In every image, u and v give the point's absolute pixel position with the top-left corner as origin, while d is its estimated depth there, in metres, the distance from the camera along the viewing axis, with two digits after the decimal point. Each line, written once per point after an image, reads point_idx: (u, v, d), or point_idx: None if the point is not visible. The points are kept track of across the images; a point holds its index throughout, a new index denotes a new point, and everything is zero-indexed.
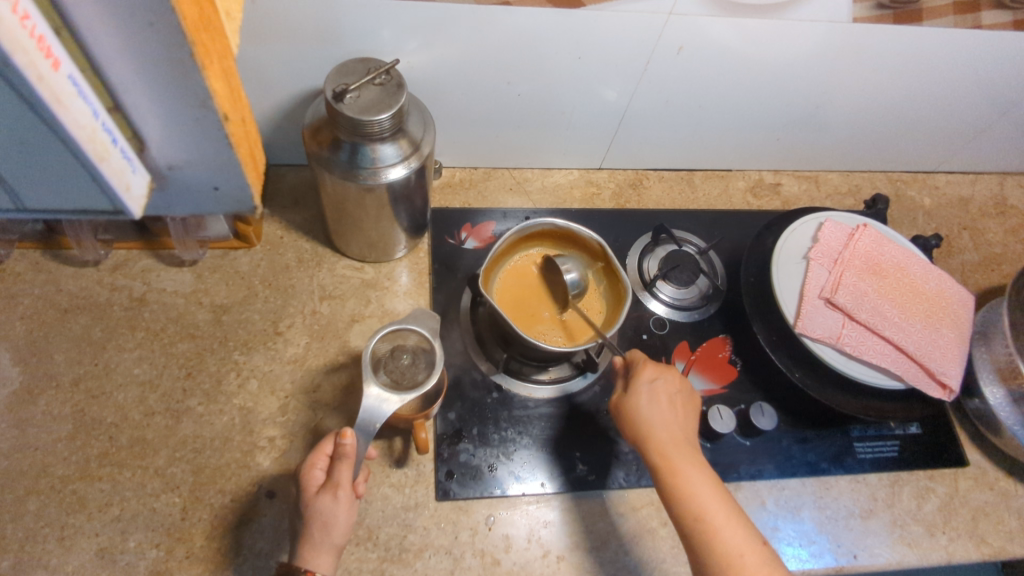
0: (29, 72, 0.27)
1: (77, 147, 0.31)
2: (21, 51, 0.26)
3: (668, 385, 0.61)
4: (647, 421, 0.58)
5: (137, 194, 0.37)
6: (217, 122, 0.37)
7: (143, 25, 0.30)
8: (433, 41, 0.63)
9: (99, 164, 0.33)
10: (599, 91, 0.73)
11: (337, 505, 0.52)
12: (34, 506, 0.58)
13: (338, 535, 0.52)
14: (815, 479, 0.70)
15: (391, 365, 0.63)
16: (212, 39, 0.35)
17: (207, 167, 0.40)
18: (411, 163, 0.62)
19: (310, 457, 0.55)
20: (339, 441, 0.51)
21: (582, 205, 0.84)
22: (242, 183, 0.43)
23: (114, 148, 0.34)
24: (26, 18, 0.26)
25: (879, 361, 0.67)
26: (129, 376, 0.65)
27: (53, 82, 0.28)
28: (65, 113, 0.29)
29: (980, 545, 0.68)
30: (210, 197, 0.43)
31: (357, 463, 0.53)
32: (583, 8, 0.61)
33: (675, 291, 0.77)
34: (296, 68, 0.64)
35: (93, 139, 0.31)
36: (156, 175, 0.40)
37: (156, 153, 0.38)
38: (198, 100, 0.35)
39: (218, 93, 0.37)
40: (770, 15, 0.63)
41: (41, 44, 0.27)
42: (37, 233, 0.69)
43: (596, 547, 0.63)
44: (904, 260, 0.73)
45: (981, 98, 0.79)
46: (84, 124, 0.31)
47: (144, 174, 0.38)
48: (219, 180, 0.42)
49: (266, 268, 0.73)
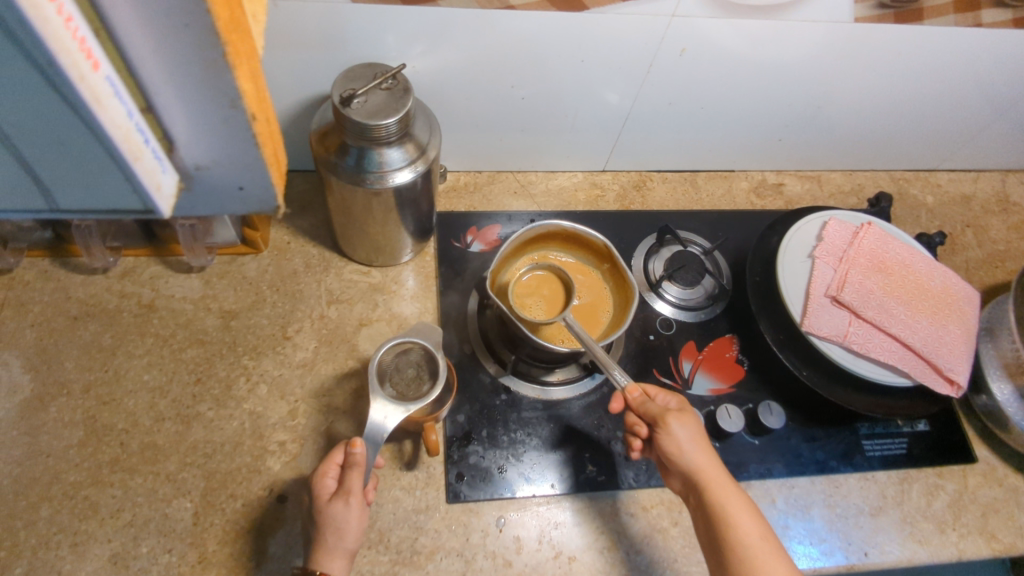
0: (71, 72, 0.25)
1: (112, 148, 0.28)
2: (64, 51, 0.24)
3: None
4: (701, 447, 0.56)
5: (167, 195, 0.33)
6: (247, 124, 0.32)
7: (177, 27, 0.26)
8: (438, 45, 0.63)
9: (134, 165, 0.30)
10: (602, 94, 0.73)
11: (349, 511, 0.52)
12: (46, 513, 0.58)
13: (350, 540, 0.52)
14: (824, 477, 0.70)
15: (399, 376, 0.63)
16: (241, 37, 0.30)
17: (235, 170, 0.34)
18: (417, 167, 0.62)
19: (321, 466, 0.55)
20: (349, 450, 0.53)
21: (586, 208, 0.84)
22: (270, 186, 0.36)
23: (147, 149, 0.30)
24: (70, 18, 0.24)
25: (886, 359, 0.67)
26: (138, 382, 0.65)
27: (93, 82, 0.26)
28: (103, 114, 0.27)
29: (991, 541, 0.68)
30: (237, 199, 0.37)
31: (367, 471, 0.54)
32: (587, 11, 0.61)
33: (680, 292, 0.77)
34: (303, 74, 0.65)
35: (127, 140, 0.29)
36: (185, 178, 0.34)
37: (184, 156, 0.33)
38: (228, 100, 0.30)
39: (249, 93, 0.31)
40: (771, 16, 0.64)
41: (82, 45, 0.25)
42: (46, 241, 0.69)
43: (607, 547, 0.63)
44: (909, 257, 0.73)
45: (983, 96, 0.80)
46: (120, 125, 0.28)
47: (173, 175, 0.33)
48: (246, 180, 0.35)
49: (273, 274, 0.73)
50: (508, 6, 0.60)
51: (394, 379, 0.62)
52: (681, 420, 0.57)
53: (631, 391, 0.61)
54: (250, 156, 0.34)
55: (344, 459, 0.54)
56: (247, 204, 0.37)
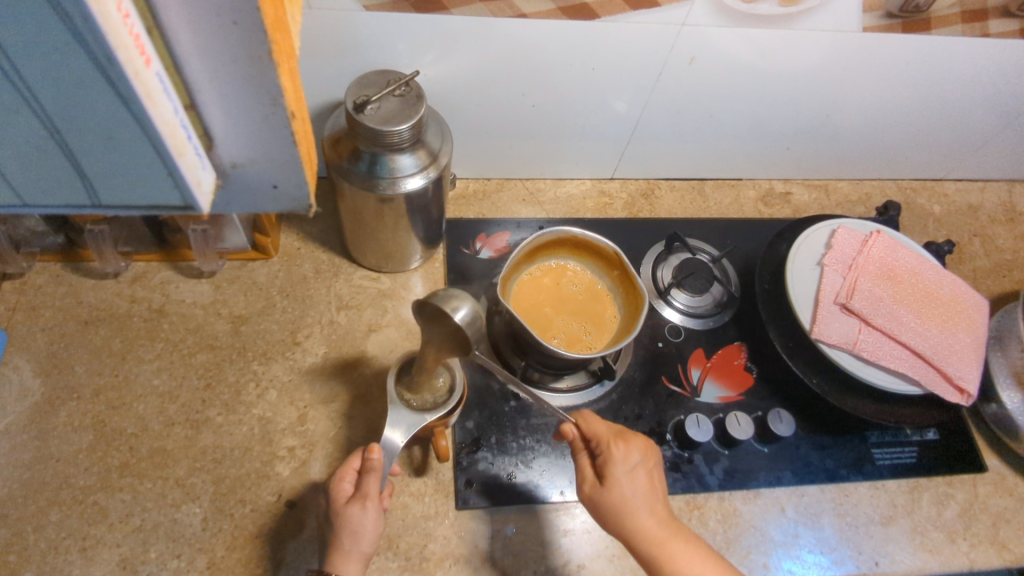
0: (127, 68, 0.25)
1: (158, 143, 0.29)
2: (122, 47, 0.24)
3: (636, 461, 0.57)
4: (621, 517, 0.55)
5: (206, 193, 0.33)
6: (286, 122, 0.32)
7: (227, 25, 0.27)
8: (451, 54, 0.64)
9: (177, 160, 0.30)
10: (610, 103, 0.74)
11: (365, 514, 0.52)
12: (55, 517, 0.58)
13: (366, 543, 0.52)
14: (834, 486, 0.70)
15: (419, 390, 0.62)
16: (283, 37, 0.30)
17: (269, 170, 0.34)
18: (429, 173, 0.63)
19: (339, 470, 0.55)
20: (367, 455, 0.52)
21: (594, 215, 0.84)
22: (302, 185, 0.36)
23: (190, 146, 0.31)
24: (127, 15, 0.25)
25: (896, 366, 0.67)
26: (148, 387, 0.65)
27: (145, 78, 0.26)
28: (153, 109, 0.27)
29: (1002, 551, 0.68)
30: (270, 198, 0.36)
31: (384, 476, 0.54)
32: (597, 19, 0.62)
33: (689, 299, 0.77)
34: (316, 81, 0.65)
35: (173, 136, 0.29)
36: (222, 176, 0.34)
37: (222, 153, 0.33)
38: (269, 98, 0.30)
39: (288, 91, 0.31)
40: (779, 25, 0.64)
41: (137, 41, 0.25)
42: (58, 246, 0.70)
43: (618, 555, 0.63)
44: (918, 265, 0.74)
45: (990, 106, 0.80)
46: (167, 121, 0.28)
47: (211, 173, 0.34)
48: (280, 179, 0.35)
49: (283, 279, 0.74)
50: (520, 14, 0.60)
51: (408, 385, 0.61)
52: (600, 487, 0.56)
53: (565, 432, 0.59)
54: (284, 156, 0.34)
55: (361, 464, 0.54)
56: (274, 205, 0.37)
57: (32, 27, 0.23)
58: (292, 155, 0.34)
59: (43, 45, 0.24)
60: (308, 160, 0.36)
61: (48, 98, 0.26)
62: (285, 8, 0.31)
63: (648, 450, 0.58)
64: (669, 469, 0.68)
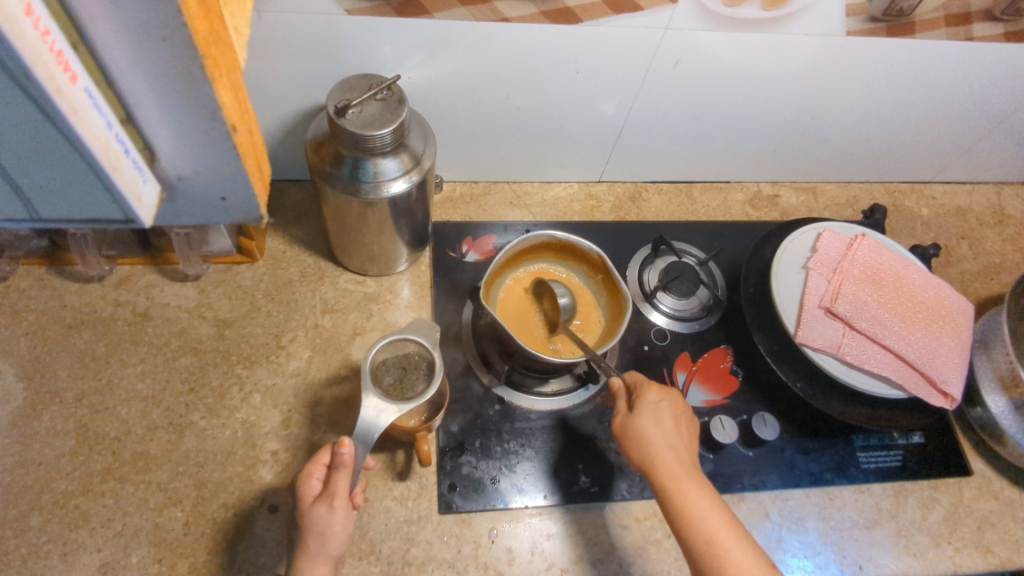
0: (48, 85, 0.25)
1: (90, 159, 0.28)
2: (40, 64, 0.24)
3: (669, 407, 0.60)
4: (646, 444, 0.57)
5: (148, 206, 0.33)
6: (228, 135, 0.32)
7: (155, 41, 0.27)
8: (432, 58, 0.64)
9: (112, 175, 0.29)
10: (597, 106, 0.74)
11: (332, 515, 0.51)
12: (36, 522, 0.58)
13: (333, 546, 0.52)
14: (818, 489, 0.70)
15: (404, 388, 0.61)
16: (220, 50, 0.30)
17: (217, 181, 0.34)
18: (412, 176, 0.63)
19: (308, 466, 0.55)
20: (336, 449, 0.51)
21: (582, 218, 0.84)
22: (251, 197, 0.36)
23: (128, 160, 0.30)
24: (46, 32, 0.24)
25: (879, 370, 0.67)
26: (132, 391, 0.65)
27: (71, 94, 0.26)
28: (81, 126, 0.27)
29: (986, 555, 0.68)
30: (221, 210, 0.36)
31: (354, 472, 0.53)
32: (581, 23, 0.62)
33: (675, 302, 0.77)
34: (298, 85, 0.65)
35: (107, 151, 0.28)
36: (167, 187, 0.34)
37: (166, 166, 0.33)
38: (207, 112, 0.30)
39: (229, 104, 0.31)
40: (763, 29, 0.64)
41: (59, 58, 0.25)
42: (42, 249, 0.69)
43: (601, 559, 0.63)
44: (903, 269, 0.74)
45: (976, 108, 0.80)
46: (98, 136, 0.28)
47: (155, 185, 0.33)
48: (228, 191, 0.35)
49: (268, 283, 0.74)
50: (502, 18, 0.60)
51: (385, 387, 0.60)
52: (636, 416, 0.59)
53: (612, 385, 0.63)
54: (230, 168, 0.34)
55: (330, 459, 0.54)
56: (236, 214, 0.37)
57: None
58: (237, 167, 0.34)
59: None
60: (256, 169, 0.36)
61: None
62: (225, 20, 0.31)
63: (677, 400, 0.61)
64: None
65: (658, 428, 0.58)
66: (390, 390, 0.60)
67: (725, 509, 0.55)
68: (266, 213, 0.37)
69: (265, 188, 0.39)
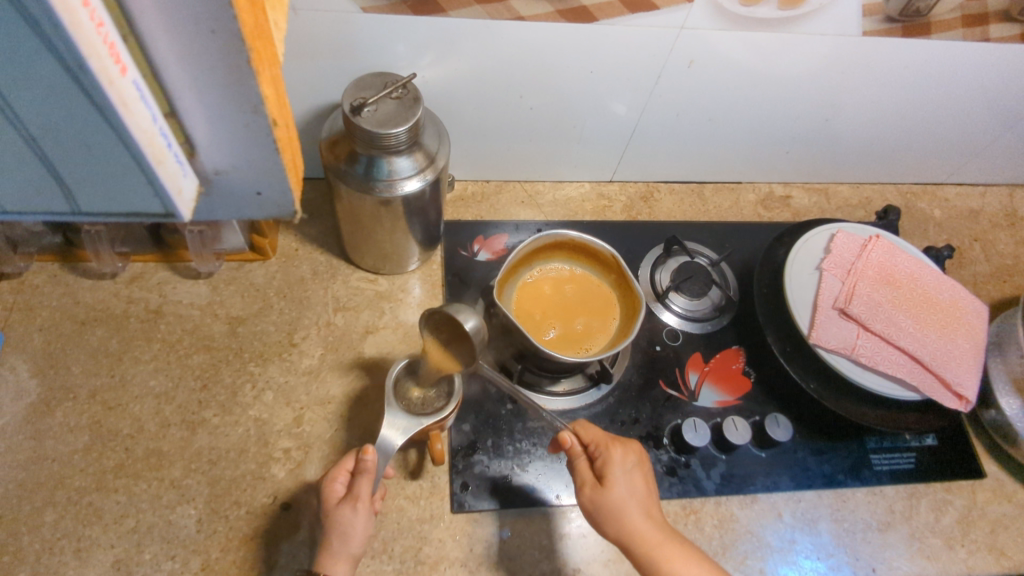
0: (101, 77, 0.25)
1: (136, 152, 0.28)
2: (95, 55, 0.24)
3: (632, 469, 0.58)
4: (615, 519, 0.55)
5: (188, 200, 0.33)
6: (268, 130, 0.32)
7: (204, 33, 0.27)
8: (449, 56, 0.64)
9: (156, 168, 0.29)
10: (610, 105, 0.73)
11: (355, 516, 0.52)
12: (50, 518, 0.58)
13: (355, 545, 0.52)
14: (831, 491, 0.70)
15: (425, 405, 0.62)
16: (263, 44, 0.30)
17: (253, 176, 0.34)
18: (426, 175, 0.63)
19: (332, 470, 0.55)
20: (360, 456, 0.53)
21: (593, 218, 0.84)
22: (287, 191, 0.36)
23: (170, 153, 0.30)
24: (101, 23, 0.24)
25: (894, 372, 0.66)
26: (145, 388, 0.65)
27: (121, 86, 0.26)
28: (129, 118, 0.27)
29: (1000, 558, 0.67)
30: (254, 205, 0.36)
31: (377, 478, 0.54)
32: (596, 22, 0.61)
33: (687, 303, 0.77)
34: (315, 83, 0.65)
35: (152, 144, 0.29)
36: (205, 182, 0.34)
37: (204, 160, 0.33)
38: (249, 106, 0.30)
39: (270, 98, 0.31)
40: (778, 30, 0.64)
41: (111, 49, 0.25)
42: (55, 246, 0.70)
43: (614, 559, 0.63)
44: (917, 270, 0.73)
45: (991, 110, 0.80)
46: (145, 128, 0.28)
47: (193, 180, 0.33)
48: (264, 186, 0.35)
49: (281, 281, 0.74)
50: (518, 16, 0.60)
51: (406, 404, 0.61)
52: (594, 490, 0.57)
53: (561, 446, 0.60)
54: (267, 163, 0.34)
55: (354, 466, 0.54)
56: (260, 211, 0.37)
57: (5, 39, 0.23)
58: (275, 163, 0.34)
59: (14, 55, 0.24)
60: (291, 165, 0.36)
61: (24, 106, 0.26)
62: (266, 15, 0.31)
63: (642, 456, 0.59)
64: (666, 473, 0.68)
65: (619, 498, 0.56)
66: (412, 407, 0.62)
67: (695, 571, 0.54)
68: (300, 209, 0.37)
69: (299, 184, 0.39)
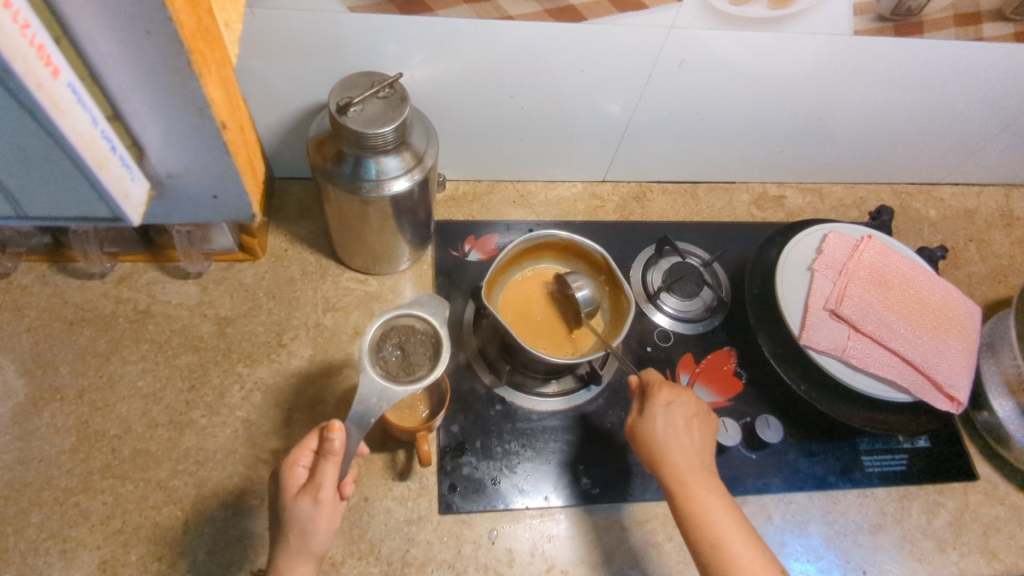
0: (28, 80, 0.24)
1: (75, 156, 0.28)
2: (20, 58, 0.24)
3: (682, 409, 0.59)
4: (658, 445, 0.57)
5: (136, 204, 0.33)
6: (215, 131, 0.33)
7: (140, 35, 0.27)
8: (434, 57, 0.64)
9: (97, 172, 0.29)
10: (603, 105, 0.73)
11: (316, 510, 0.50)
12: (36, 519, 0.58)
13: (315, 540, 0.51)
14: (822, 493, 0.69)
15: (410, 366, 0.57)
16: (209, 46, 0.31)
17: (208, 178, 0.35)
18: (414, 175, 0.62)
19: (294, 452, 0.53)
20: (326, 436, 0.50)
21: (585, 218, 0.84)
22: (243, 194, 0.37)
23: (114, 157, 0.30)
24: (26, 25, 0.24)
25: (885, 374, 0.66)
26: (132, 388, 0.65)
27: (52, 89, 0.26)
28: (64, 122, 0.27)
29: (992, 561, 0.67)
30: (212, 208, 0.37)
31: (343, 462, 0.51)
32: (586, 21, 0.61)
33: (679, 304, 0.77)
34: (300, 84, 0.65)
35: (92, 147, 0.28)
36: (157, 185, 0.35)
37: (155, 164, 0.34)
38: (195, 107, 0.31)
39: (218, 101, 0.32)
40: (770, 29, 0.63)
41: (40, 52, 0.25)
42: (44, 246, 0.69)
43: (601, 561, 0.63)
44: (910, 272, 0.73)
45: (985, 110, 0.79)
46: (82, 132, 0.28)
47: (143, 183, 0.34)
48: (219, 188, 0.36)
49: (270, 281, 0.73)
50: (506, 16, 0.60)
51: (381, 368, 0.56)
52: (642, 420, 0.58)
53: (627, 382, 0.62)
54: (222, 164, 0.35)
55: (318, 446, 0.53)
56: (216, 213, 0.38)
57: None
58: (229, 166, 0.35)
59: None
60: (249, 172, 0.38)
61: None
62: (214, 17, 0.32)
63: (694, 400, 0.60)
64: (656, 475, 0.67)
65: (661, 431, 0.57)
66: (395, 367, 0.57)
67: (734, 512, 0.54)
68: (259, 213, 0.39)
69: (258, 187, 0.40)
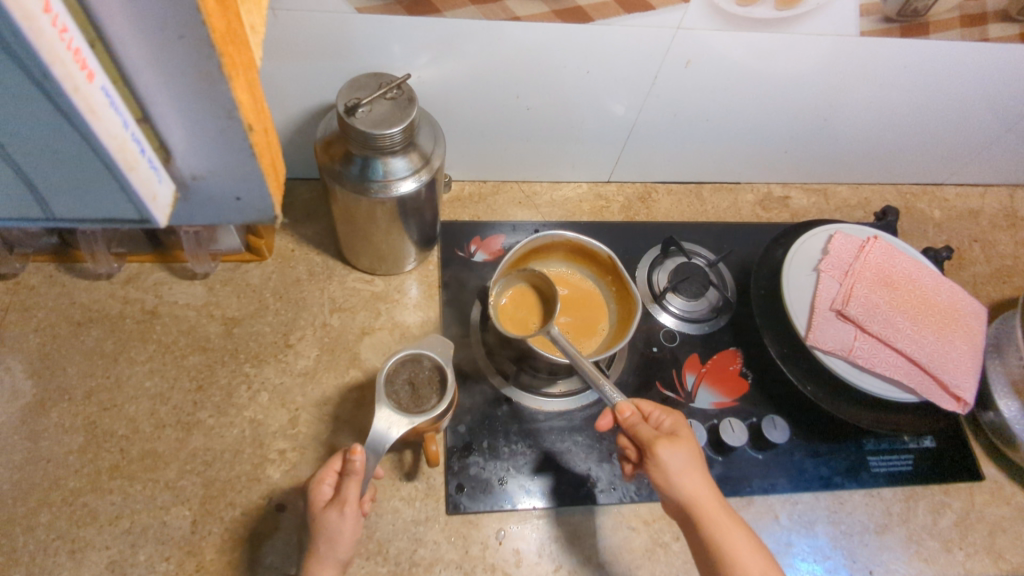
0: (66, 84, 0.25)
1: (107, 158, 0.28)
2: (58, 62, 0.24)
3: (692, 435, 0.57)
4: (690, 472, 0.53)
5: (163, 205, 0.33)
6: (242, 134, 0.33)
7: (172, 40, 0.27)
8: (443, 58, 0.64)
9: (127, 174, 0.29)
10: (607, 105, 0.73)
11: (343, 522, 0.50)
12: (45, 519, 0.58)
13: (342, 548, 0.51)
14: (828, 493, 0.70)
15: (419, 399, 0.58)
16: (237, 49, 0.31)
17: (231, 180, 0.35)
18: (421, 176, 0.62)
19: (320, 471, 0.54)
20: (347, 457, 0.51)
21: (591, 218, 0.84)
22: (267, 197, 0.37)
23: (143, 159, 0.30)
24: (64, 30, 0.24)
25: (892, 374, 0.66)
26: (140, 388, 0.65)
27: (87, 92, 0.26)
28: (97, 124, 0.27)
29: (997, 561, 0.67)
30: (233, 209, 0.37)
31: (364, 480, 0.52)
32: (592, 22, 0.61)
33: (685, 304, 0.77)
34: (309, 84, 0.65)
35: (123, 150, 0.29)
36: (181, 186, 0.35)
37: (181, 166, 0.34)
38: (224, 111, 0.31)
39: (245, 104, 0.32)
40: (774, 28, 0.63)
41: (77, 56, 0.25)
42: (52, 246, 0.70)
43: (609, 561, 0.63)
44: (916, 272, 0.73)
45: (990, 110, 0.79)
46: (114, 135, 0.28)
47: (169, 184, 0.34)
48: (243, 191, 0.36)
49: (277, 281, 0.73)
50: (514, 17, 0.60)
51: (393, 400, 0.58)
52: (670, 444, 0.54)
53: (623, 410, 0.58)
54: (246, 165, 0.35)
55: (341, 466, 0.53)
56: (237, 214, 0.38)
57: None
58: (253, 167, 0.35)
59: None
60: (271, 170, 0.37)
61: None
62: (241, 19, 0.32)
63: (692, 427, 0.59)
64: None
65: (690, 457, 0.54)
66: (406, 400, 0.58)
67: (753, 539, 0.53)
68: (280, 213, 0.39)
69: (279, 185, 0.40)
